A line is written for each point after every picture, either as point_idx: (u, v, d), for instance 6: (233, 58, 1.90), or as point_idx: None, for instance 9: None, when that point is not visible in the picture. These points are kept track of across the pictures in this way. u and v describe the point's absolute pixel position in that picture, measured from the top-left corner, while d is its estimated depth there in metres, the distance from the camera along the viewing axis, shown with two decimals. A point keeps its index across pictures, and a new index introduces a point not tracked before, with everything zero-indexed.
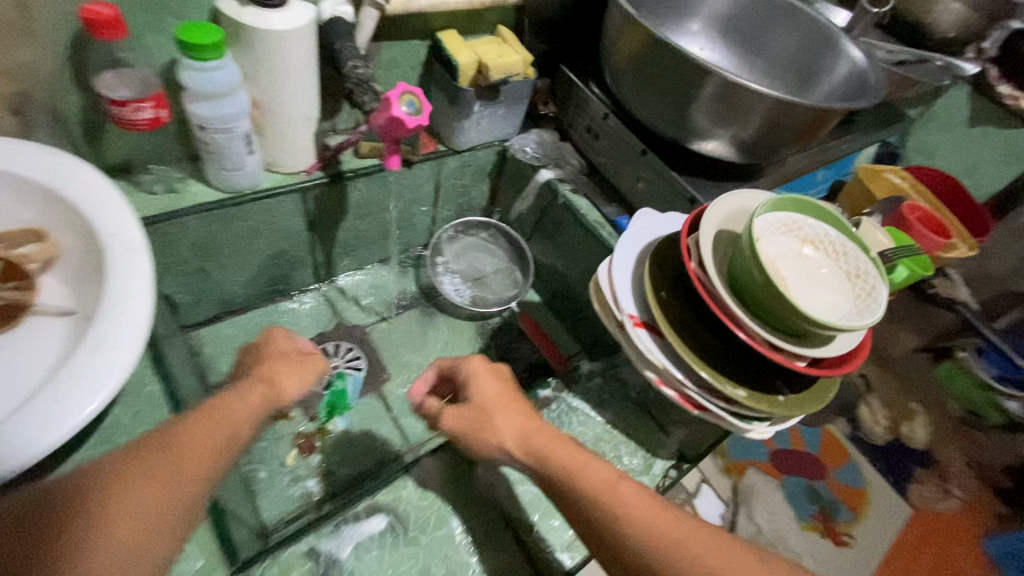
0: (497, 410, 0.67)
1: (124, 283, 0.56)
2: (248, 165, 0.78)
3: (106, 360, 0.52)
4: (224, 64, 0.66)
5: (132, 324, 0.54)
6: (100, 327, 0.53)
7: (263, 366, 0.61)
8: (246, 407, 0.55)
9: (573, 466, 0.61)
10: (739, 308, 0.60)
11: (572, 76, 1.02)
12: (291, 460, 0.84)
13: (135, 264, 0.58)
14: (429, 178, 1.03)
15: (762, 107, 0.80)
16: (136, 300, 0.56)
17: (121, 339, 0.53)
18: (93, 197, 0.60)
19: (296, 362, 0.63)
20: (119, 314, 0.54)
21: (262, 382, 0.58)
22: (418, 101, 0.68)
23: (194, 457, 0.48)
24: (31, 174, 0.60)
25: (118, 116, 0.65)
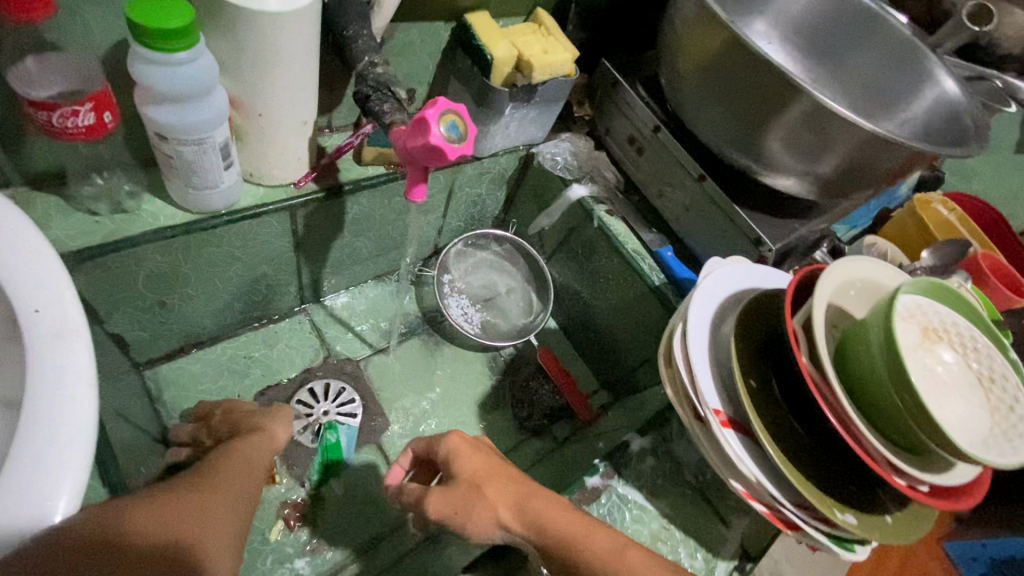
0: (487, 481, 0.57)
1: (54, 396, 0.39)
2: (225, 182, 0.60)
3: (18, 533, 0.34)
4: (195, 56, 0.48)
5: (63, 447, 0.37)
6: (14, 472, 0.36)
7: (248, 418, 0.62)
8: (256, 450, 0.55)
9: (574, 532, 0.53)
10: (859, 420, 0.51)
11: (614, 74, 0.85)
12: (277, 536, 0.73)
13: (71, 363, 0.40)
14: (441, 187, 0.86)
15: (862, 141, 0.66)
16: (72, 425, 0.38)
17: (50, 484, 0.36)
18: None
19: (270, 413, 0.63)
20: (42, 449, 0.37)
21: (258, 433, 0.58)
22: (462, 123, 0.54)
23: (240, 466, 0.51)
24: None
25: (43, 123, 0.48)
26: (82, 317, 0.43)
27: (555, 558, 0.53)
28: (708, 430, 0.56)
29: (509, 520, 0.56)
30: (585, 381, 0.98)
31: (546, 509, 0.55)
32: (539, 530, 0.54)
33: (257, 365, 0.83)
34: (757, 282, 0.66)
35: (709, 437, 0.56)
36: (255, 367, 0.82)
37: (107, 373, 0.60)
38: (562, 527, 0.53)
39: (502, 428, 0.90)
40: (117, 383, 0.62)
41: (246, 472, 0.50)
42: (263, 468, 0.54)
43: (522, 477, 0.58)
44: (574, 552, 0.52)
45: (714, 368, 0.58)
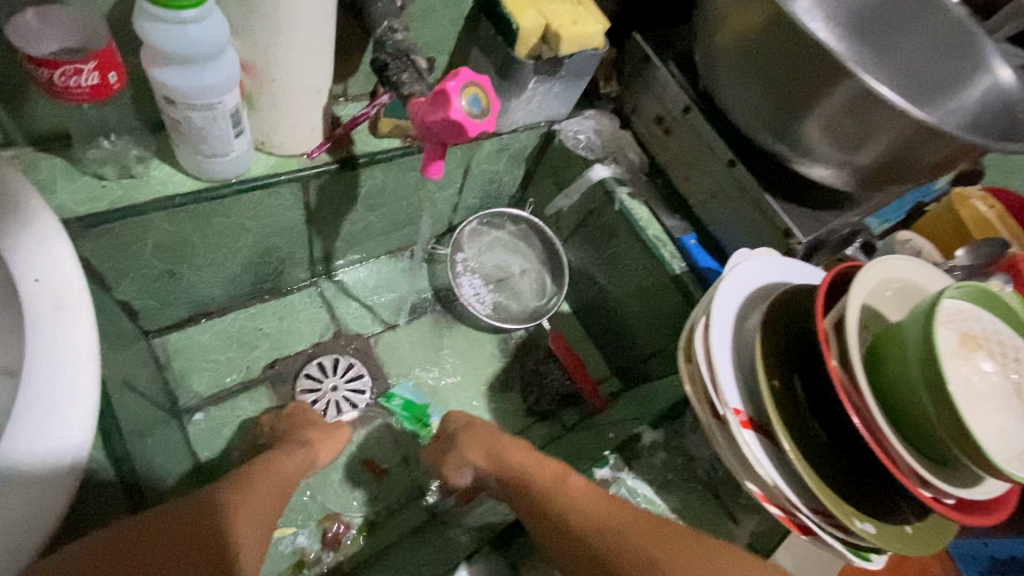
0: (468, 434, 0.67)
1: (54, 373, 0.38)
2: (235, 150, 0.57)
3: (48, 460, 0.36)
4: (205, 15, 0.46)
5: (74, 386, 0.38)
6: (10, 454, 0.36)
7: (298, 433, 0.67)
8: (292, 474, 0.59)
9: (528, 465, 0.61)
10: (887, 426, 0.48)
11: (645, 48, 0.80)
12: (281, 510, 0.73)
13: (71, 340, 0.39)
14: (458, 162, 0.83)
15: (908, 132, 0.61)
16: (71, 408, 0.37)
17: (64, 422, 0.37)
18: None
19: (326, 433, 0.67)
20: (43, 423, 0.37)
21: (303, 450, 0.63)
22: (484, 97, 0.51)
23: (270, 481, 0.55)
24: None
25: (43, 82, 0.45)
26: (83, 291, 0.41)
27: (511, 488, 0.62)
28: (726, 430, 0.53)
29: (473, 458, 0.66)
30: (595, 367, 0.96)
31: (509, 447, 0.64)
32: (498, 462, 0.64)
33: (266, 338, 0.82)
34: (785, 276, 0.63)
35: (726, 437, 0.54)
36: (264, 340, 0.82)
37: (113, 342, 0.59)
38: (518, 460, 0.62)
39: (510, 411, 0.89)
40: (125, 352, 0.61)
41: (274, 496, 0.54)
42: (291, 484, 0.59)
43: (493, 428, 0.68)
44: (523, 476, 0.60)
45: (736, 364, 0.56)
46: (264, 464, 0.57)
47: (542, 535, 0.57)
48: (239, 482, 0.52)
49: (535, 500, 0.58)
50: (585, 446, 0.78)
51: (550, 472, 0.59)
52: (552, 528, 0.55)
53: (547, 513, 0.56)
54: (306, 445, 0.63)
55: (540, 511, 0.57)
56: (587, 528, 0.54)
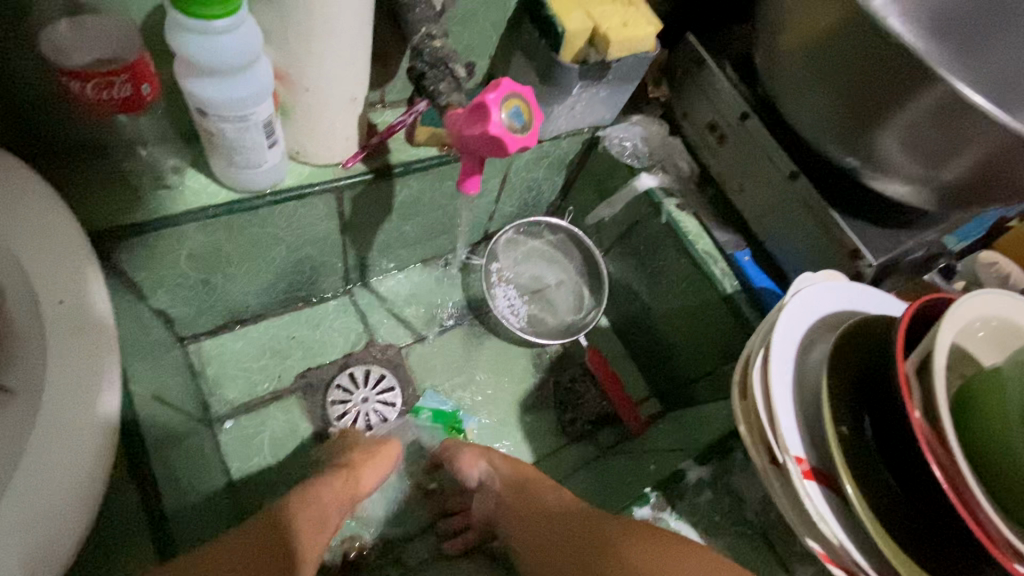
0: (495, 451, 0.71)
1: (75, 399, 0.39)
2: (269, 161, 0.56)
3: (82, 430, 0.38)
4: (238, 23, 0.44)
5: (94, 361, 0.40)
6: (46, 433, 0.37)
7: (347, 456, 0.65)
8: (335, 506, 0.59)
9: (546, 486, 0.65)
10: (981, 491, 0.41)
11: (700, 50, 0.75)
12: None
13: (99, 357, 0.40)
14: (496, 171, 0.79)
15: (1006, 146, 0.54)
16: (95, 403, 0.39)
17: (90, 396, 0.39)
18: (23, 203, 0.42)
19: (370, 452, 0.66)
20: (75, 396, 0.39)
21: (345, 477, 0.62)
22: (527, 110, 0.47)
23: (309, 514, 0.55)
24: None
25: (75, 91, 0.46)
26: (110, 314, 0.42)
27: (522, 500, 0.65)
28: (785, 478, 0.48)
29: (494, 458, 0.70)
30: (634, 387, 0.92)
31: (530, 470, 0.68)
32: (518, 471, 0.68)
33: (298, 347, 0.81)
34: (855, 304, 0.57)
35: (784, 485, 0.48)
36: (296, 348, 0.81)
37: (146, 353, 0.58)
38: (528, 470, 0.68)
39: (543, 430, 0.85)
40: (157, 363, 0.61)
41: (327, 525, 0.57)
42: (330, 515, 0.58)
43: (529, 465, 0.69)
44: (525, 473, 0.67)
45: (798, 402, 0.51)
46: (305, 492, 0.58)
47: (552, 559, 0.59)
48: (285, 510, 0.54)
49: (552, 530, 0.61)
50: (623, 475, 0.73)
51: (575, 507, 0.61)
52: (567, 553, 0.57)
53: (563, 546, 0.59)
54: (345, 467, 0.62)
55: (547, 543, 0.60)
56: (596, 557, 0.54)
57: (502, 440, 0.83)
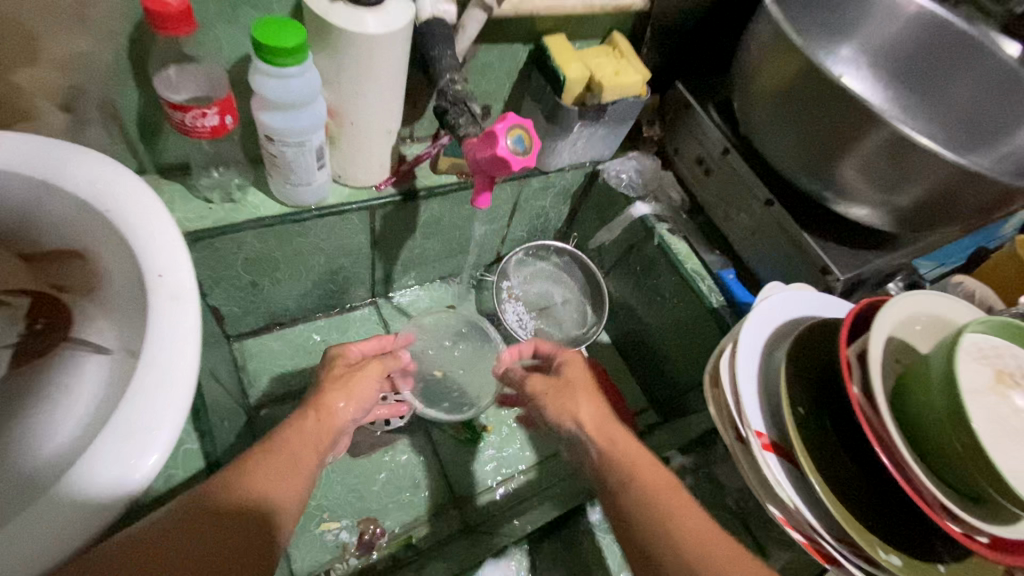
0: (582, 387, 0.63)
1: (143, 415, 0.42)
2: (317, 180, 0.67)
3: (113, 484, 0.39)
4: (303, 70, 0.56)
5: (178, 385, 0.44)
6: (89, 470, 0.39)
7: (315, 390, 0.65)
8: (309, 447, 0.57)
9: (638, 458, 0.55)
10: (907, 451, 0.49)
11: (688, 96, 0.86)
12: (328, 524, 0.77)
13: (183, 334, 0.47)
14: (508, 197, 0.90)
15: (948, 175, 0.63)
16: (132, 461, 0.40)
17: (139, 446, 0.41)
18: (138, 215, 0.50)
19: (342, 381, 0.65)
20: (125, 447, 0.41)
21: (316, 411, 0.61)
22: (527, 137, 0.58)
23: (285, 461, 0.53)
24: (76, 188, 0.50)
25: (178, 123, 0.56)
26: (195, 286, 0.50)
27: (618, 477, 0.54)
28: (749, 453, 0.55)
29: (590, 410, 0.60)
30: (633, 398, 0.98)
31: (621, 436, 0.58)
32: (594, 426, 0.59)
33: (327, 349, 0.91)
34: (816, 309, 0.65)
35: (748, 459, 0.55)
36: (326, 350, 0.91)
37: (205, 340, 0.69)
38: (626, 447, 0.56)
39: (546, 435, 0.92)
40: (212, 350, 0.71)
41: (287, 482, 0.52)
42: (308, 460, 0.56)
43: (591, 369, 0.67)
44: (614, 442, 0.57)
45: (763, 388, 0.58)
46: (275, 436, 0.56)
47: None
48: (252, 461, 0.52)
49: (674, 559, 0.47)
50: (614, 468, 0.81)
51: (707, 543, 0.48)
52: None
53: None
54: (314, 403, 0.61)
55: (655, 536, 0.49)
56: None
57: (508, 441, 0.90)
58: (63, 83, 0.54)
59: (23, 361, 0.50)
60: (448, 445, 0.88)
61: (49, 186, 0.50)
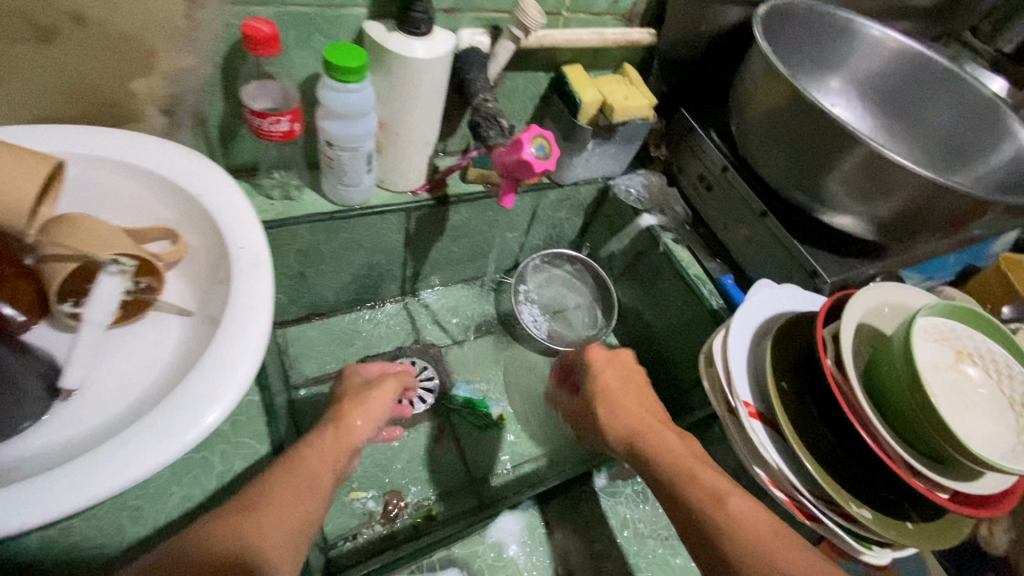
0: (616, 401, 0.69)
1: (222, 356, 0.52)
2: (363, 182, 0.78)
3: (149, 456, 0.47)
4: (362, 87, 0.67)
5: (231, 373, 0.52)
6: (135, 439, 0.47)
7: (334, 411, 0.69)
8: (324, 465, 0.59)
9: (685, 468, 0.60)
10: (874, 416, 0.56)
11: (690, 120, 0.97)
12: (357, 494, 0.84)
13: (255, 302, 0.56)
14: (528, 207, 1.00)
15: (919, 187, 0.71)
16: (167, 442, 0.47)
17: (180, 425, 0.48)
18: (230, 213, 0.61)
19: (359, 399, 0.70)
20: (166, 425, 0.48)
21: (336, 428, 0.64)
22: (548, 145, 0.68)
23: (299, 485, 0.55)
24: (186, 184, 0.61)
25: (256, 127, 0.67)
26: (268, 259, 0.60)
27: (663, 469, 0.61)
28: (738, 422, 0.62)
29: (626, 431, 0.66)
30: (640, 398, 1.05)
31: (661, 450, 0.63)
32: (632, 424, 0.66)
33: (360, 339, 1.00)
34: (802, 304, 0.72)
35: (738, 428, 0.62)
36: (358, 340, 1.00)
37: None
38: (668, 460, 0.62)
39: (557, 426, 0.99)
40: None
41: (280, 531, 0.50)
42: (325, 478, 0.58)
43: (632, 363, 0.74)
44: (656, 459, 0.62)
45: (751, 367, 0.65)
46: (292, 457, 0.58)
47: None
48: (267, 486, 0.54)
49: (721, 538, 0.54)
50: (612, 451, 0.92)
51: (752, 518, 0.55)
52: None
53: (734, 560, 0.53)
54: (333, 422, 0.65)
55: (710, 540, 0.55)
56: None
57: (521, 430, 0.97)
58: (167, 92, 0.65)
59: (121, 318, 0.59)
60: (467, 429, 0.95)
61: (168, 180, 0.61)
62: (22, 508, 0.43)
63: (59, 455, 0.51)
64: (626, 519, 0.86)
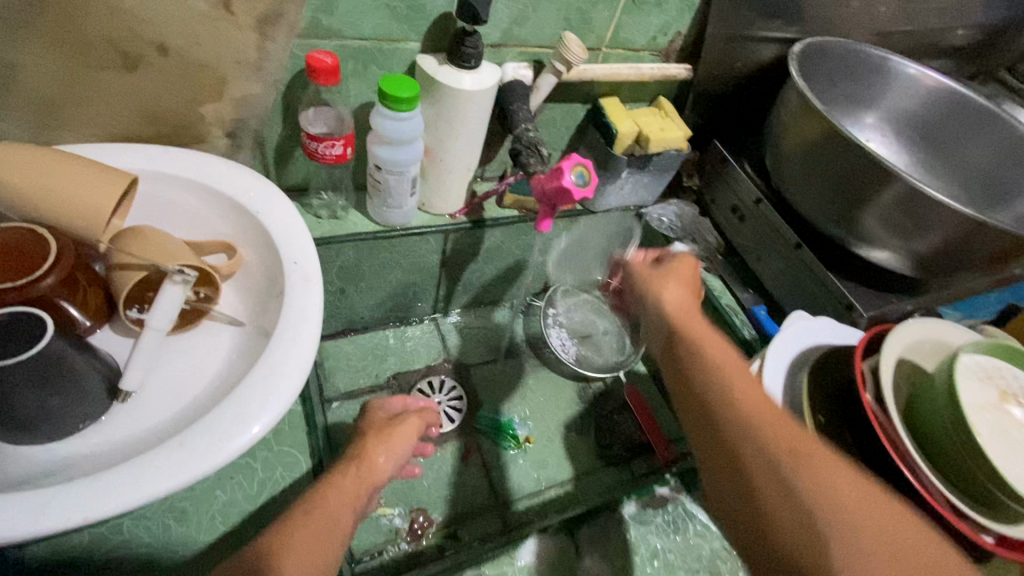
0: (679, 279, 0.62)
1: (272, 368, 0.54)
2: (407, 205, 0.81)
3: (197, 463, 0.48)
4: (413, 116, 0.70)
5: (280, 387, 0.53)
6: (185, 446, 0.49)
7: (357, 445, 0.65)
8: (345, 504, 0.56)
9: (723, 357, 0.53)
10: (919, 457, 0.55)
11: (724, 152, 0.98)
12: (384, 509, 0.85)
13: (307, 317, 0.59)
14: (560, 233, 1.02)
15: (958, 224, 0.71)
16: (211, 451, 0.49)
17: (227, 434, 0.50)
18: (285, 230, 0.64)
19: (383, 434, 0.65)
20: (214, 434, 0.50)
21: (357, 466, 0.61)
22: (588, 172, 0.71)
23: (321, 518, 0.53)
24: (246, 202, 0.65)
25: (311, 150, 0.71)
26: (319, 275, 0.63)
27: (696, 373, 0.52)
28: None
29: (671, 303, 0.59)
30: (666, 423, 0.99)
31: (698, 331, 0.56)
32: (676, 323, 0.57)
33: (391, 356, 1.02)
34: (840, 338, 0.71)
35: None
36: (390, 356, 1.02)
37: None
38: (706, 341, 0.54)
39: (584, 452, 0.99)
40: None
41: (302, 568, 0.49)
42: (349, 518, 0.56)
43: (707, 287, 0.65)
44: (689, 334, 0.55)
45: (787, 400, 0.65)
46: (315, 496, 0.56)
47: (773, 500, 0.44)
48: (289, 522, 0.52)
49: (761, 463, 0.45)
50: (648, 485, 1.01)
51: (787, 437, 0.46)
52: (791, 505, 0.43)
53: (737, 437, 0.47)
54: (354, 460, 0.61)
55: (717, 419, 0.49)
56: (832, 551, 0.41)
57: (547, 452, 0.97)
58: (232, 117, 0.70)
59: (176, 327, 0.62)
60: (494, 451, 0.96)
61: (229, 197, 0.65)
62: (86, 502, 0.45)
63: (114, 454, 0.53)
64: (655, 551, 0.89)
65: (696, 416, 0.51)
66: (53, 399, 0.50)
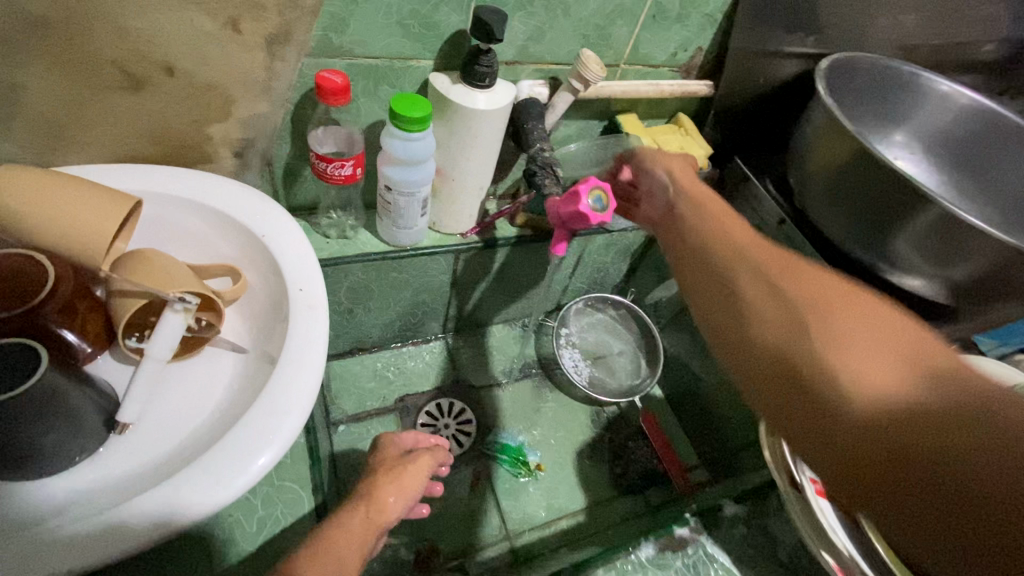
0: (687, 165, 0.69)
1: (273, 403, 0.52)
2: (418, 225, 0.79)
3: (191, 506, 0.46)
4: (425, 136, 0.68)
5: (281, 423, 0.51)
6: (179, 487, 0.46)
7: (366, 484, 0.62)
8: (353, 548, 0.53)
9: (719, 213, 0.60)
10: None
11: (745, 171, 0.95)
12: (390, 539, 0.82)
13: (311, 348, 0.56)
14: (574, 252, 0.99)
15: (999, 251, 0.67)
16: (207, 493, 0.46)
17: (223, 475, 0.47)
18: (291, 254, 0.62)
19: (393, 471, 0.63)
20: (211, 475, 0.47)
21: (367, 505, 0.59)
22: (605, 197, 0.67)
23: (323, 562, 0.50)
24: (251, 225, 0.63)
25: (319, 170, 0.69)
26: (325, 301, 0.60)
27: (700, 238, 0.58)
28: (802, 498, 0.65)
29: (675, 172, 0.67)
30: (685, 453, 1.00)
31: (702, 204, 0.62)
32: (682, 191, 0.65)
33: (399, 376, 1.00)
34: None
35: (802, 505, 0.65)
36: (398, 377, 0.99)
37: None
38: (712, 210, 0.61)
39: (597, 479, 0.95)
40: None
41: None
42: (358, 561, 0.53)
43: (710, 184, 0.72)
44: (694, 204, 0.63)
45: None
46: (319, 539, 0.53)
47: (763, 311, 0.47)
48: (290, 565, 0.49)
49: (754, 275, 0.50)
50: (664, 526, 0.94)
51: (781, 265, 0.50)
52: (779, 310, 0.46)
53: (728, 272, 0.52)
54: (363, 500, 0.59)
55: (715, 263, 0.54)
56: (813, 338, 0.42)
57: (558, 479, 0.94)
58: (239, 136, 0.68)
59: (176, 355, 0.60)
60: (504, 477, 0.92)
61: (234, 220, 0.63)
62: (77, 548, 0.42)
63: (109, 489, 0.51)
64: None
65: (700, 272, 0.55)
66: (47, 435, 0.48)
